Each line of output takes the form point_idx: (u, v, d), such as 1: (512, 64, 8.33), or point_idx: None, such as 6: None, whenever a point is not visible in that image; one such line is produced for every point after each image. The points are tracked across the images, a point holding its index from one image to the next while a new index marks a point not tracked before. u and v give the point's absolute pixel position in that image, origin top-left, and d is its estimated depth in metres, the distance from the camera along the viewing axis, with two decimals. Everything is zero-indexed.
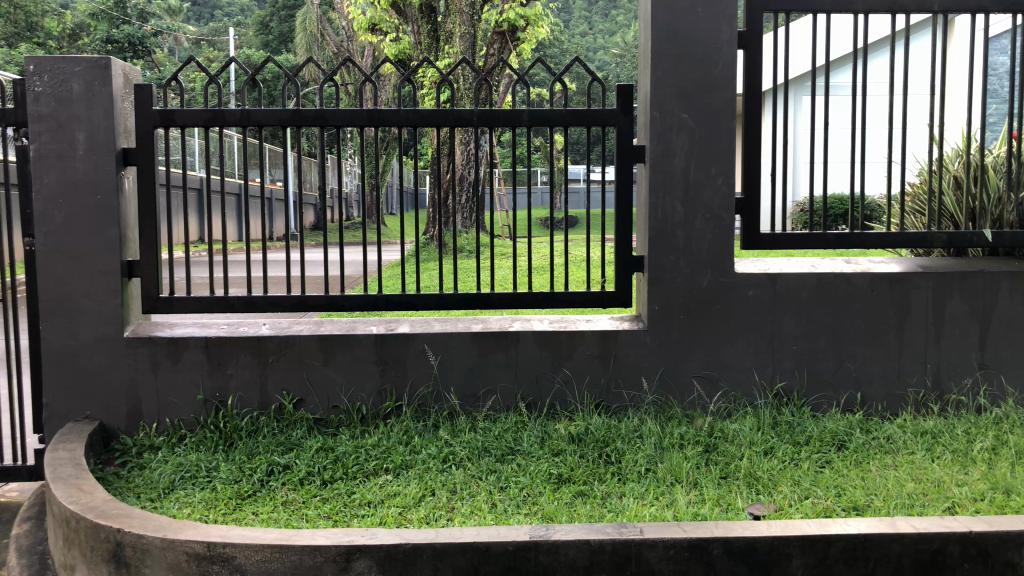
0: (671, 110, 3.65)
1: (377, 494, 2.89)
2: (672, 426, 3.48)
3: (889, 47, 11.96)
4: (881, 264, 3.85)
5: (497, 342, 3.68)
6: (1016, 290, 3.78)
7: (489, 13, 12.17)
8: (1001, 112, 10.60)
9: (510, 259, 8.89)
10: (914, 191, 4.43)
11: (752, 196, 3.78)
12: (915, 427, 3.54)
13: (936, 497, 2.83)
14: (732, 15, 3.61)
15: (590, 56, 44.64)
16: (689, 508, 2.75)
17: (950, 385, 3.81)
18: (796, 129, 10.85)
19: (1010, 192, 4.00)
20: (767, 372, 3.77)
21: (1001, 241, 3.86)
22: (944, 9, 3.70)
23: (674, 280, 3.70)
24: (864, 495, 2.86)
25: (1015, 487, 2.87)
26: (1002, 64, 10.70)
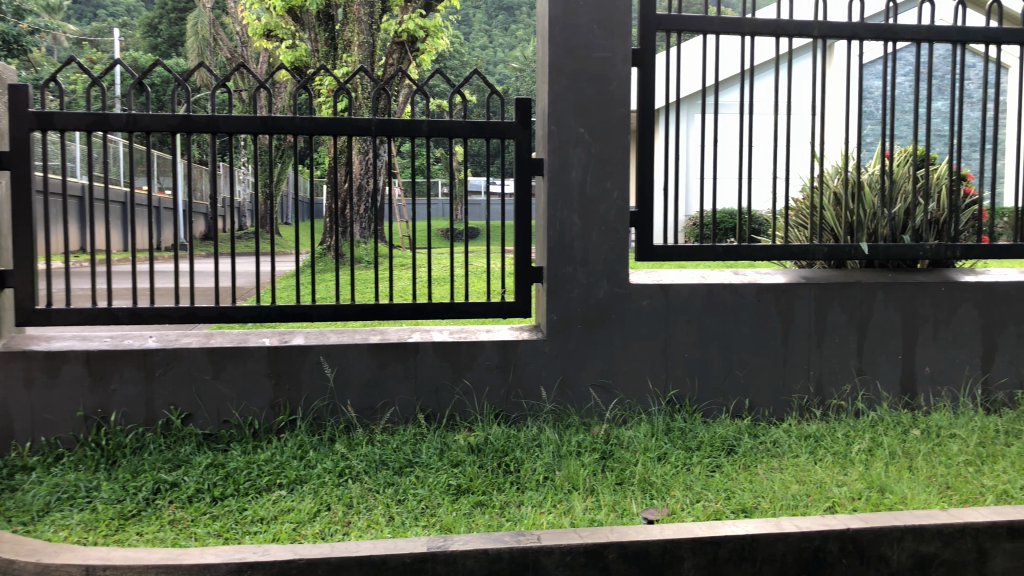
0: (569, 124, 3.72)
1: (269, 511, 2.81)
2: (570, 435, 3.53)
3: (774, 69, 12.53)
4: (767, 276, 4.02)
5: (394, 354, 3.66)
6: (890, 300, 4.00)
7: (388, 23, 12.10)
8: (875, 133, 11.25)
9: (408, 270, 8.86)
10: (797, 206, 4.63)
11: (646, 209, 3.88)
12: (799, 431, 3.70)
13: (817, 497, 2.96)
14: (625, 34, 3.71)
15: (489, 70, 44.98)
16: (585, 514, 2.80)
17: (831, 390, 4.00)
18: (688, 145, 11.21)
19: (883, 208, 4.24)
20: (661, 380, 3.87)
21: (876, 254, 4.08)
22: (823, 34, 3.91)
23: (572, 290, 3.76)
24: (752, 497, 2.97)
25: (888, 486, 3.04)
26: (877, 88, 11.37)
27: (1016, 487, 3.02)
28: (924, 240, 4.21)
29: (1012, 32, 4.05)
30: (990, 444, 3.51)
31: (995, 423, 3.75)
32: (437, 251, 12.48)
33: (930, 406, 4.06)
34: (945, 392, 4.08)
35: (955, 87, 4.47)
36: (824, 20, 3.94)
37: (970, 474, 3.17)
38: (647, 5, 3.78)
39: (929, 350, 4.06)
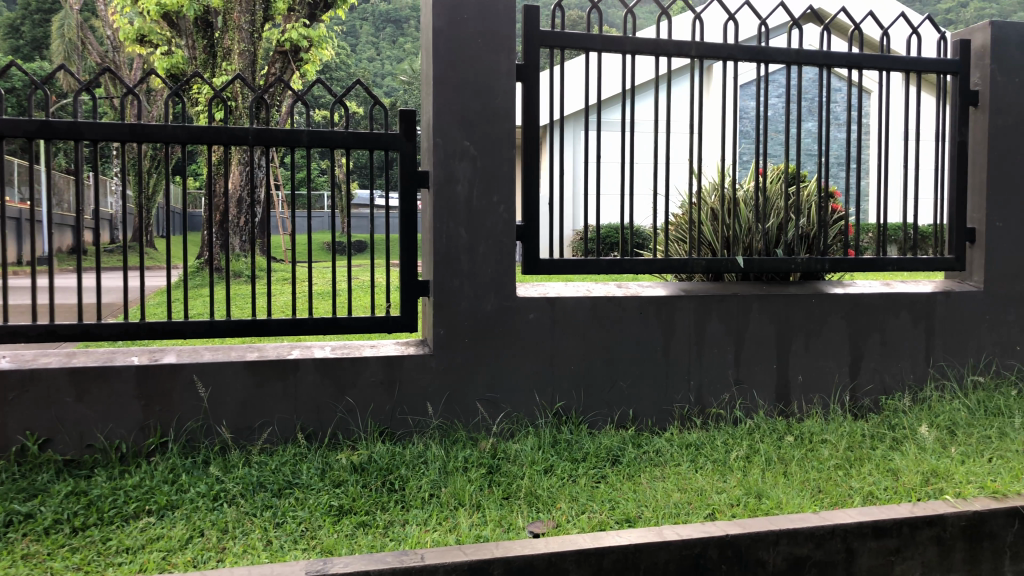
0: (454, 137, 3.71)
1: (136, 540, 2.66)
2: (457, 450, 3.49)
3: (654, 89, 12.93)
4: (649, 289, 4.12)
5: (273, 371, 3.54)
6: (765, 311, 4.16)
7: (270, 32, 11.84)
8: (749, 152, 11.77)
9: (290, 284, 8.65)
10: (677, 221, 4.75)
11: (532, 223, 3.91)
12: (680, 440, 3.79)
13: (698, 505, 3.03)
14: (509, 49, 3.73)
15: (377, 82, 44.62)
16: (471, 531, 2.77)
17: (710, 399, 4.12)
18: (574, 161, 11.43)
19: (757, 223, 4.41)
20: (547, 392, 3.89)
21: (751, 267, 4.24)
22: (701, 55, 4.04)
23: (458, 304, 3.74)
24: (635, 507, 3.01)
25: (764, 491, 3.14)
26: (751, 109, 11.91)
27: (880, 487, 3.17)
28: (795, 254, 4.40)
29: (873, 57, 4.29)
30: (857, 448, 3.69)
31: (861, 428, 3.94)
32: (319, 265, 12.25)
33: (803, 412, 4.24)
34: (816, 399, 4.27)
35: (821, 109, 4.70)
36: (700, 41, 4.07)
37: (839, 477, 3.32)
38: (531, 20, 3.81)
39: (801, 359, 4.24)
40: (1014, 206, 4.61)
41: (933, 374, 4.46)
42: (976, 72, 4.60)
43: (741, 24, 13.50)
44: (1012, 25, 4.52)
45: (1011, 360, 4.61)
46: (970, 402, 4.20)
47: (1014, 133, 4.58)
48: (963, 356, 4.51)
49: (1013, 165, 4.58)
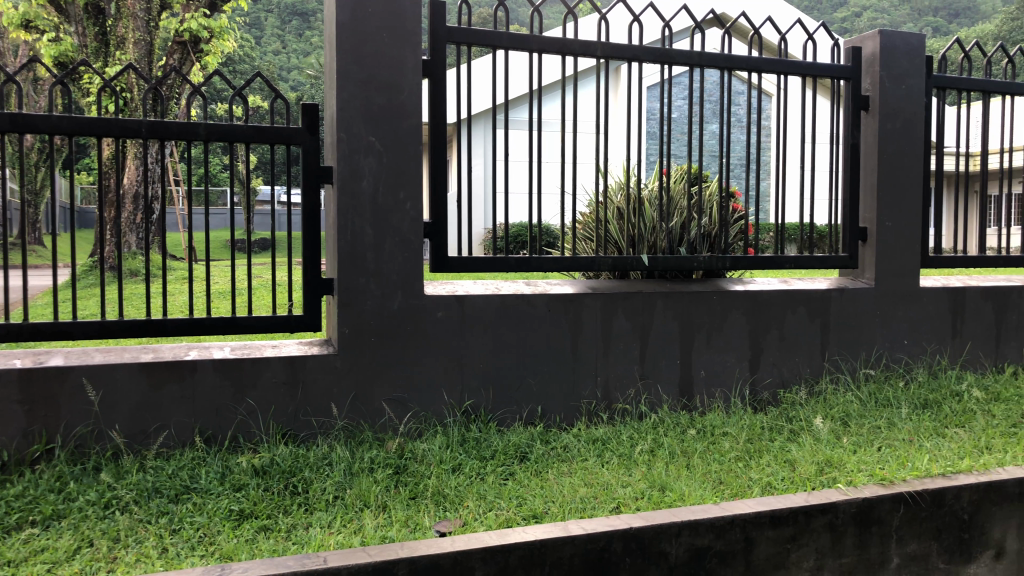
0: (358, 132, 3.65)
1: (19, 552, 2.53)
2: (362, 451, 3.45)
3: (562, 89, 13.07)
4: (556, 286, 4.15)
5: (170, 373, 3.42)
6: (669, 308, 4.26)
7: (167, 21, 11.43)
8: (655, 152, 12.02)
9: (188, 284, 8.38)
10: (584, 220, 4.80)
11: (440, 221, 3.89)
12: (587, 435, 3.84)
13: (604, 499, 3.07)
14: (415, 44, 3.70)
15: (283, 77, 43.68)
16: (376, 532, 2.73)
17: (617, 395, 4.18)
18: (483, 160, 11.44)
19: (661, 222, 4.50)
20: (455, 390, 3.88)
21: (655, 265, 4.32)
22: (606, 55, 4.09)
23: (363, 302, 3.68)
24: (542, 503, 3.03)
25: (667, 484, 3.21)
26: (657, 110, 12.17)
27: (778, 478, 3.28)
28: (698, 253, 4.51)
29: (771, 61, 4.43)
30: (757, 440, 3.80)
31: (760, 421, 4.07)
32: (219, 264, 11.90)
33: (705, 407, 4.35)
34: (718, 393, 4.39)
35: (723, 111, 4.82)
36: (606, 41, 4.12)
37: (739, 469, 3.42)
38: (437, 15, 3.79)
39: (704, 354, 4.35)
40: (901, 207, 4.84)
41: (828, 368, 4.64)
42: (867, 78, 4.80)
43: (646, 26, 13.79)
44: (899, 34, 4.74)
45: (899, 353, 4.84)
46: (861, 394, 4.39)
47: (901, 138, 4.80)
48: (855, 351, 4.71)
49: (900, 168, 4.80)
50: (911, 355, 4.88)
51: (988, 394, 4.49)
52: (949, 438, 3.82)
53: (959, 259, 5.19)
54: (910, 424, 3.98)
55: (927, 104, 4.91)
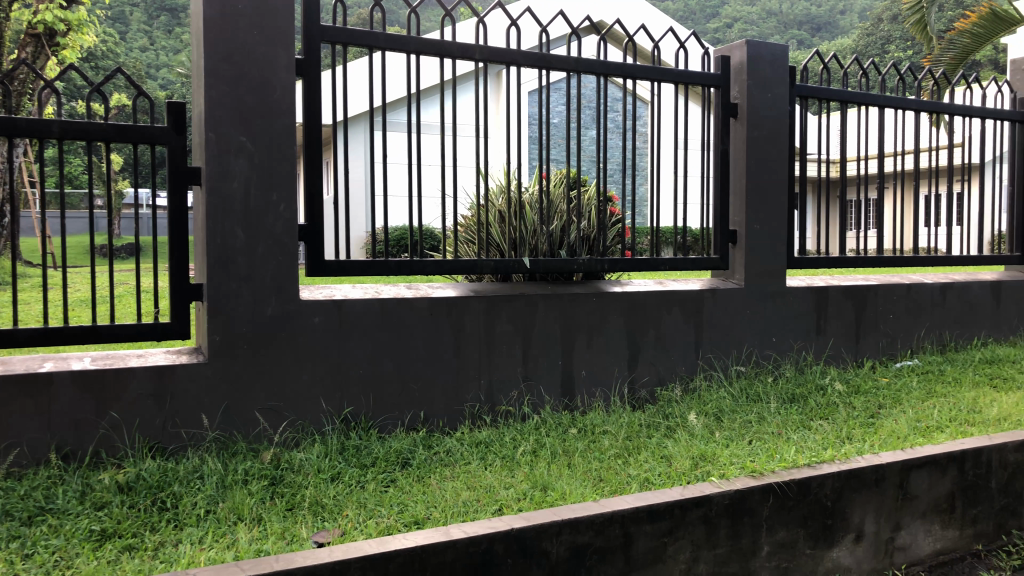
0: (228, 132, 3.53)
1: None
2: (236, 463, 3.33)
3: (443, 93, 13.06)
4: (438, 290, 4.13)
5: (22, 387, 3.20)
6: (550, 310, 4.30)
7: (19, 12, 10.74)
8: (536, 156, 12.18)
9: (43, 293, 7.88)
10: (466, 223, 4.78)
11: (316, 224, 3.80)
12: (470, 438, 3.83)
13: (486, 501, 3.07)
14: (288, 42, 3.61)
15: (153, 76, 41.86)
16: (250, 545, 2.64)
17: (500, 397, 4.19)
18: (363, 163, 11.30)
19: (542, 226, 4.54)
20: (334, 398, 3.79)
21: (536, 268, 4.35)
22: (484, 58, 4.10)
23: (235, 309, 3.56)
24: (424, 508, 3.00)
25: (549, 484, 3.24)
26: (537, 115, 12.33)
27: (655, 473, 3.37)
28: (578, 255, 4.58)
29: (645, 68, 4.54)
30: (635, 437, 3.89)
31: (639, 418, 4.17)
32: (78, 271, 11.24)
33: (586, 406, 4.42)
34: (598, 393, 4.46)
35: (600, 116, 4.91)
36: (484, 45, 4.13)
37: (618, 466, 3.49)
38: (310, 14, 3.71)
39: (584, 355, 4.42)
40: (768, 210, 5.06)
41: (702, 365, 4.80)
42: (735, 86, 4.99)
43: (525, 32, 13.98)
44: (764, 44, 4.95)
45: (768, 350, 5.06)
46: (733, 389, 4.56)
47: (767, 144, 5.03)
48: (727, 348, 4.90)
49: (767, 172, 5.02)
50: (779, 352, 5.12)
51: (849, 387, 4.75)
52: (813, 429, 4.01)
53: (822, 260, 5.47)
54: (779, 417, 4.17)
55: (791, 112, 5.16)
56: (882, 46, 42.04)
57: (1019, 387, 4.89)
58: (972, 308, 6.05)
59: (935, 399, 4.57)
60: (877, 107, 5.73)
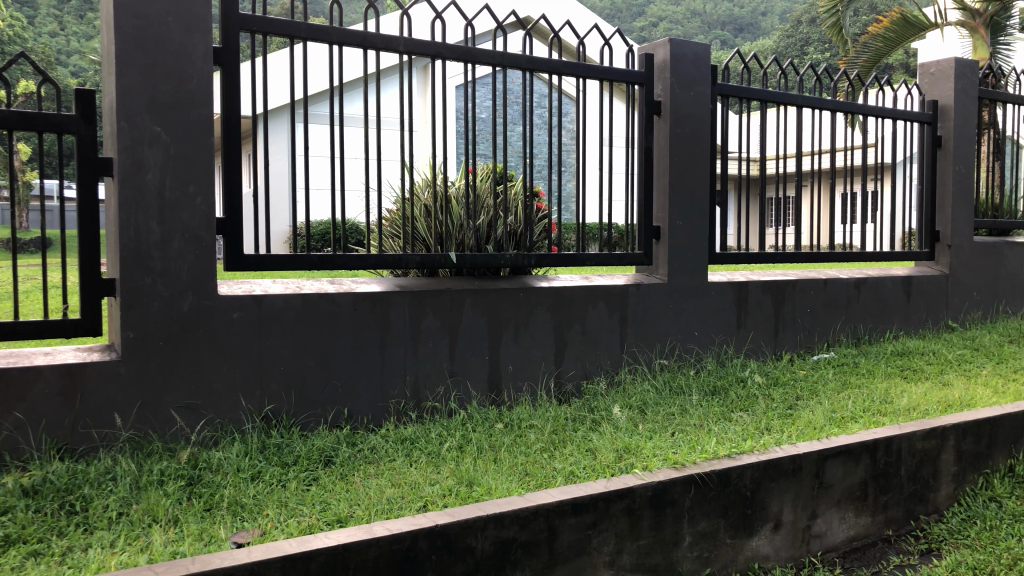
0: (141, 122, 3.41)
1: None
2: (151, 463, 3.23)
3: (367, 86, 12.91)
4: (362, 285, 4.08)
5: None
6: (477, 305, 4.29)
7: None
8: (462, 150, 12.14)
9: None
10: (391, 217, 4.72)
11: (235, 218, 3.71)
12: (395, 435, 3.80)
13: (411, 498, 3.05)
14: (205, 30, 3.51)
15: (64, 63, 40.23)
16: (165, 548, 2.55)
17: (426, 393, 4.16)
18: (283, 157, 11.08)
19: (468, 220, 4.52)
20: (254, 395, 3.71)
21: (463, 263, 4.34)
22: (409, 50, 4.07)
23: (150, 304, 3.44)
24: (347, 507, 2.95)
25: (475, 479, 3.23)
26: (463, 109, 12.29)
27: (580, 467, 3.39)
28: (504, 250, 4.58)
29: (570, 64, 4.56)
30: (561, 431, 3.92)
31: (565, 412, 4.20)
32: None
33: (513, 400, 4.42)
34: (525, 387, 4.47)
35: (526, 111, 4.91)
36: (409, 37, 4.09)
37: (544, 460, 3.50)
38: (228, 1, 3.61)
39: (511, 350, 4.42)
40: (690, 207, 5.15)
41: (627, 359, 4.86)
42: (659, 84, 5.06)
43: (451, 26, 13.92)
44: (687, 43, 5.03)
45: (691, 344, 5.16)
46: (657, 383, 4.63)
47: (690, 142, 5.11)
48: (651, 342, 4.97)
49: (689, 169, 5.11)
50: (701, 345, 5.22)
51: (768, 379, 4.88)
52: (734, 421, 4.10)
53: (742, 256, 5.60)
54: (700, 409, 4.25)
55: (713, 110, 5.26)
56: (800, 48, 43.25)
57: (927, 377, 5.10)
58: (884, 303, 6.27)
59: (850, 390, 4.72)
60: (795, 107, 5.89)
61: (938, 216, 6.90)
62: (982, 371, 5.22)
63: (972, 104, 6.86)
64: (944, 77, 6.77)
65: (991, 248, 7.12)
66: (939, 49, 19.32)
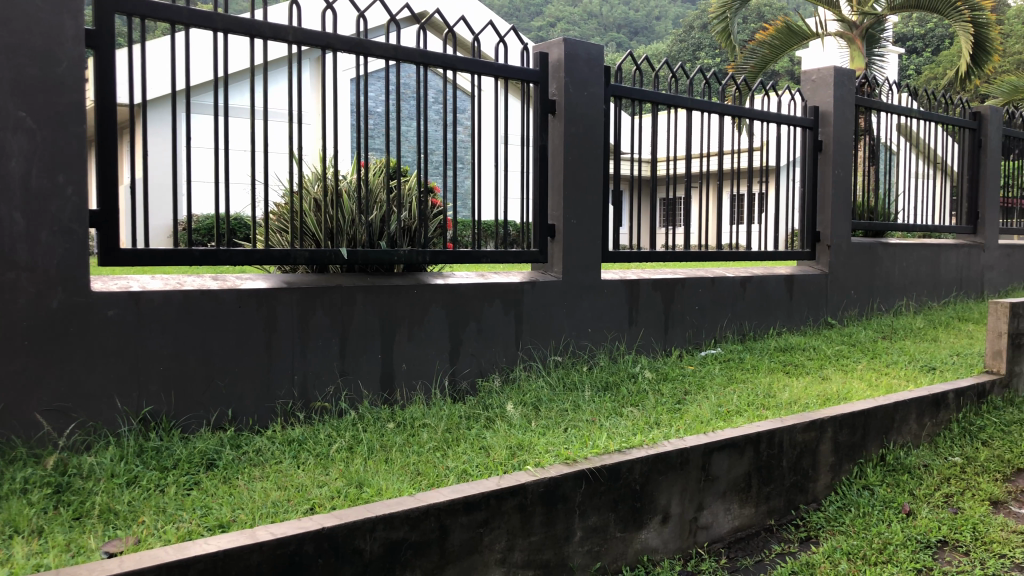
0: (5, 106, 3.20)
1: None
2: (14, 470, 3.03)
3: (252, 77, 12.56)
4: (248, 281, 3.94)
5: None
6: (369, 302, 4.22)
7: None
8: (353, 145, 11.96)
9: None
10: (279, 211, 4.59)
11: (110, 210, 3.53)
12: (283, 436, 3.69)
13: (297, 501, 2.96)
14: (77, 11, 3.33)
15: None
16: (27, 561, 2.39)
17: (315, 393, 4.06)
18: (160, 150, 10.68)
19: (360, 216, 4.43)
20: (130, 396, 3.53)
21: (355, 259, 4.25)
22: (298, 40, 3.96)
23: (14, 300, 3.23)
24: (230, 511, 2.85)
25: (365, 480, 3.17)
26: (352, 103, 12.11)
27: (473, 465, 3.37)
28: (398, 246, 4.52)
29: (464, 60, 4.54)
30: (454, 429, 3.89)
31: (458, 410, 4.17)
32: None
33: (406, 399, 4.37)
34: (418, 385, 4.42)
35: (421, 106, 4.86)
36: (298, 27, 3.98)
37: (436, 459, 3.46)
38: None
39: (404, 348, 4.36)
40: (583, 205, 5.21)
41: (522, 356, 4.87)
42: (553, 83, 5.10)
43: (343, 19, 13.70)
44: (580, 43, 5.08)
45: (584, 341, 5.22)
46: (551, 379, 4.66)
47: (583, 141, 5.17)
48: (545, 339, 5.00)
49: (583, 168, 5.17)
50: (595, 342, 5.29)
51: (658, 375, 4.98)
52: (625, 416, 4.17)
53: (634, 254, 5.71)
54: (593, 405, 4.30)
55: (606, 110, 5.33)
56: (693, 53, 44.55)
57: (807, 372, 5.32)
58: (768, 300, 6.51)
59: (735, 385, 4.88)
60: (686, 109, 6.04)
61: (818, 217, 7.20)
62: (857, 366, 5.48)
63: (849, 112, 7.20)
64: (824, 85, 7.09)
65: (866, 248, 7.49)
66: (819, 58, 20.22)
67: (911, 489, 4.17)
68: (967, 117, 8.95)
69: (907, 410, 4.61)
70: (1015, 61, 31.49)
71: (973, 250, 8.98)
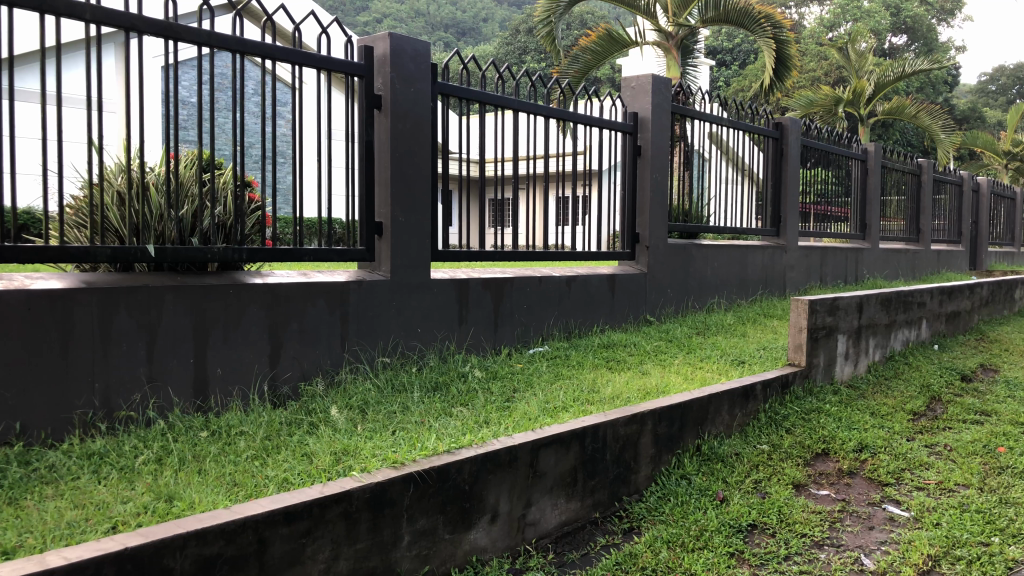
0: None
1: None
2: None
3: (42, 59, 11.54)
4: (39, 281, 3.58)
5: None
6: (180, 303, 3.94)
7: None
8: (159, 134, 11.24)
9: None
10: (76, 204, 4.21)
11: None
12: (81, 450, 3.38)
13: (97, 520, 2.70)
14: None
15: None
16: None
17: (118, 402, 3.74)
18: None
19: (169, 210, 4.13)
20: None
21: (163, 257, 3.96)
22: (95, 19, 3.63)
23: None
24: (16, 536, 2.55)
25: (175, 493, 2.94)
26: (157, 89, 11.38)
27: (294, 473, 3.21)
28: (211, 243, 4.25)
29: (284, 49, 4.34)
30: (275, 436, 3.70)
31: (279, 416, 3.98)
32: None
33: (221, 406, 4.12)
34: (234, 391, 4.18)
35: (237, 96, 4.60)
36: (97, 6, 3.66)
37: (254, 468, 3.27)
38: None
39: (219, 352, 4.11)
40: (411, 203, 5.13)
41: (347, 358, 4.73)
42: (378, 78, 4.98)
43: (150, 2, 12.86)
44: (405, 38, 4.99)
45: (413, 341, 5.14)
46: (378, 381, 4.56)
47: (409, 139, 5.09)
48: (372, 340, 4.88)
49: (409, 165, 5.08)
50: (424, 342, 5.23)
51: (487, 373, 4.99)
52: (454, 416, 4.12)
53: (463, 254, 5.71)
54: (421, 406, 4.24)
55: (433, 108, 5.27)
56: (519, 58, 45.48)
57: (629, 367, 5.50)
58: (592, 298, 6.69)
59: (561, 381, 4.97)
60: (513, 109, 6.09)
61: (638, 219, 7.49)
62: (674, 361, 5.73)
63: (665, 118, 7.54)
64: (643, 92, 7.38)
65: (681, 249, 7.87)
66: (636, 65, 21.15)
67: (724, 476, 4.40)
68: (770, 127, 9.61)
69: (720, 402, 4.86)
70: (808, 78, 34.39)
71: (776, 251, 9.66)
